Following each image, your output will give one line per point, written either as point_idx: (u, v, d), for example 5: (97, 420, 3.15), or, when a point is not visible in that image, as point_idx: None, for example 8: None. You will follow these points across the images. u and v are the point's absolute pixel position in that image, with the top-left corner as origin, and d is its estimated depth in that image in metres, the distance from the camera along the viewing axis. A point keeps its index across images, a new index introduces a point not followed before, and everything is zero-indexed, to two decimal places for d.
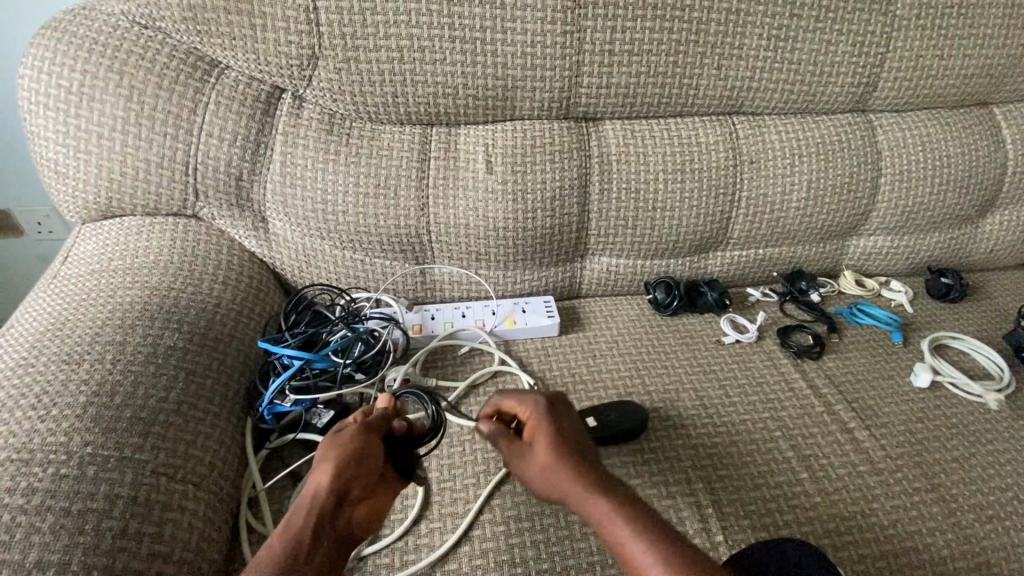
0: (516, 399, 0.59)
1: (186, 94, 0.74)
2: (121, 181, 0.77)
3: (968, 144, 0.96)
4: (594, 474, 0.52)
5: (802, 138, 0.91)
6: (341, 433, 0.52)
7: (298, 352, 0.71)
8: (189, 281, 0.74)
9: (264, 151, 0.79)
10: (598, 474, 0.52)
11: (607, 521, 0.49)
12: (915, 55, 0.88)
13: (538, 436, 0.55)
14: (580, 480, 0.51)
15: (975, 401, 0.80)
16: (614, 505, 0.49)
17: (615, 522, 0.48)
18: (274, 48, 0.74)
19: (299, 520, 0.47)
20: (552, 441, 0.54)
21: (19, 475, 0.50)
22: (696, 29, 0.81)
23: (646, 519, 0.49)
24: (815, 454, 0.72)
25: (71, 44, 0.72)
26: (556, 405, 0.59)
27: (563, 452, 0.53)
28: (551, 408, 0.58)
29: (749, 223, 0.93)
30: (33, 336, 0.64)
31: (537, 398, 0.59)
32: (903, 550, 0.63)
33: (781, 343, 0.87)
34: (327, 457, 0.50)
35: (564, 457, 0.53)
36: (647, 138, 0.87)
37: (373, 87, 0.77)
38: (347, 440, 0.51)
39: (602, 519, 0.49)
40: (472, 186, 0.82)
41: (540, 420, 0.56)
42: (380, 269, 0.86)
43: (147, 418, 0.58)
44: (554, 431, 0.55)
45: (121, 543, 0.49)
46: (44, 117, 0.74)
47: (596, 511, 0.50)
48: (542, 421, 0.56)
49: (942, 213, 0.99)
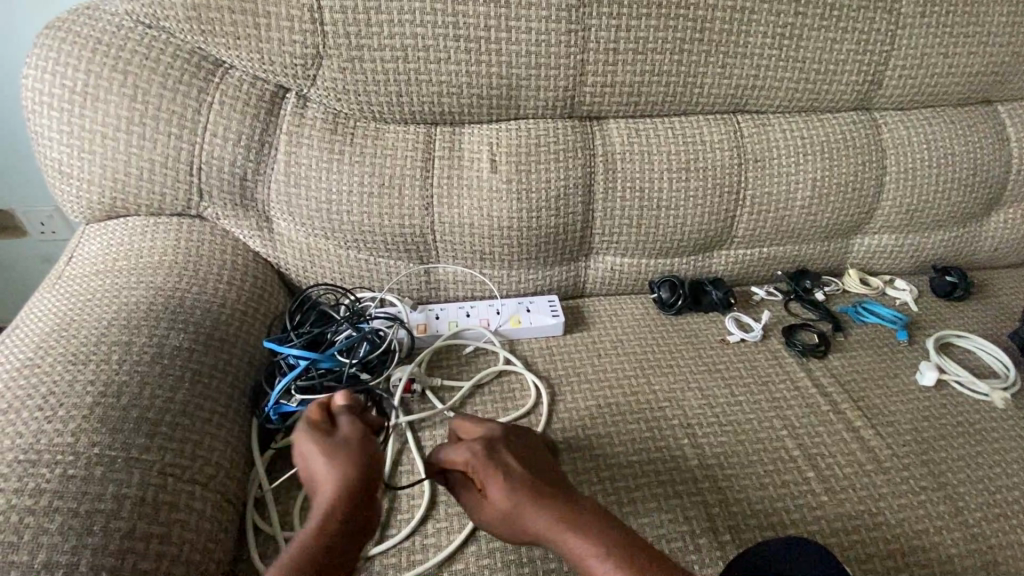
0: (452, 452, 0.57)
1: (191, 94, 0.74)
2: (125, 181, 0.77)
3: (973, 142, 0.96)
4: (553, 507, 0.52)
5: (806, 136, 0.91)
6: (336, 440, 0.54)
7: (303, 352, 0.71)
8: (194, 281, 0.74)
9: (268, 150, 0.79)
10: (557, 507, 0.52)
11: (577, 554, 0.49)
12: (920, 52, 0.88)
13: (486, 485, 0.54)
14: (543, 522, 0.51)
15: (981, 399, 0.80)
16: (578, 539, 0.50)
17: (583, 554, 0.49)
18: (278, 47, 0.73)
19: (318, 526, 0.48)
20: (498, 487, 0.53)
21: (27, 476, 0.50)
22: (700, 27, 0.80)
23: (610, 538, 0.49)
24: (822, 453, 0.72)
25: (75, 44, 0.72)
26: (493, 444, 0.58)
27: (514, 498, 0.53)
28: (489, 449, 0.57)
29: (754, 222, 0.92)
30: (39, 337, 0.64)
31: (471, 446, 0.57)
32: (910, 549, 0.63)
33: (786, 342, 0.87)
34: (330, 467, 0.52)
35: (519, 502, 0.52)
36: (651, 137, 0.87)
37: (377, 86, 0.77)
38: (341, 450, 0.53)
39: (573, 556, 0.50)
40: (477, 185, 0.81)
41: (480, 469, 0.55)
42: (384, 269, 0.86)
43: (154, 419, 0.58)
44: (497, 478, 0.54)
45: (129, 544, 0.49)
46: (49, 117, 0.74)
47: (567, 547, 0.50)
48: (484, 470, 0.55)
49: (947, 211, 0.99)
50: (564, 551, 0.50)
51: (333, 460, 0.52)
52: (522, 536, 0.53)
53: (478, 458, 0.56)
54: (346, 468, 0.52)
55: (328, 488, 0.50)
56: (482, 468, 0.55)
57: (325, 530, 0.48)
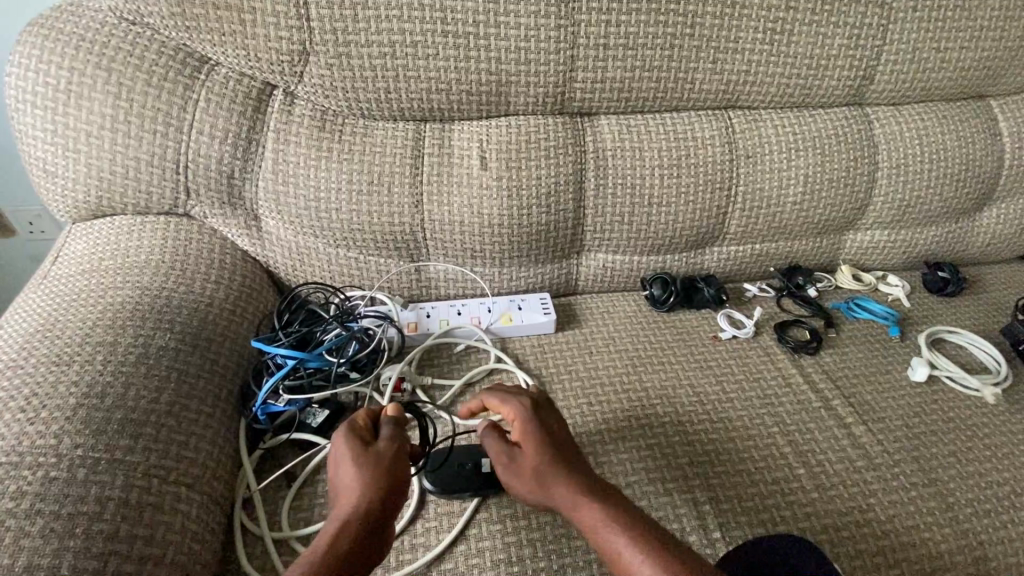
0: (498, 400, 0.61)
1: (176, 91, 0.73)
2: (111, 180, 0.76)
3: (965, 137, 0.96)
4: (580, 475, 0.54)
5: (798, 132, 0.90)
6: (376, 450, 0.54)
7: (291, 351, 0.70)
8: (181, 280, 0.73)
9: (255, 148, 0.78)
10: (583, 477, 0.54)
11: (591, 522, 0.50)
12: (912, 47, 0.88)
13: (524, 439, 0.57)
14: (565, 483, 0.53)
15: (972, 394, 0.80)
16: (593, 507, 0.50)
17: (597, 525, 0.49)
18: (264, 43, 0.73)
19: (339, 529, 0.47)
20: (538, 442, 0.56)
21: (8, 479, 0.49)
22: (690, 23, 0.80)
23: (630, 517, 0.49)
24: (813, 449, 0.72)
25: (58, 41, 0.71)
26: (539, 405, 0.61)
27: (549, 456, 0.55)
28: (536, 410, 0.60)
29: (746, 218, 0.92)
30: (22, 337, 0.64)
31: (522, 400, 0.60)
32: (900, 545, 0.63)
33: (778, 338, 0.87)
34: (360, 478, 0.51)
35: (550, 461, 0.55)
36: (642, 133, 0.86)
37: (365, 83, 0.76)
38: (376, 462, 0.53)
39: (585, 524, 0.50)
40: (467, 182, 0.81)
41: (525, 422, 0.58)
42: (374, 267, 0.86)
43: (139, 420, 0.57)
44: (540, 434, 0.57)
45: (111, 547, 0.48)
46: (32, 116, 0.73)
47: (583, 515, 0.50)
48: (528, 425, 0.58)
49: (939, 207, 0.98)
50: (580, 519, 0.51)
51: (365, 470, 0.52)
52: (540, 501, 0.55)
53: (526, 417, 0.58)
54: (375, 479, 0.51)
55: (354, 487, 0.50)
56: (528, 421, 0.58)
57: (346, 533, 0.47)
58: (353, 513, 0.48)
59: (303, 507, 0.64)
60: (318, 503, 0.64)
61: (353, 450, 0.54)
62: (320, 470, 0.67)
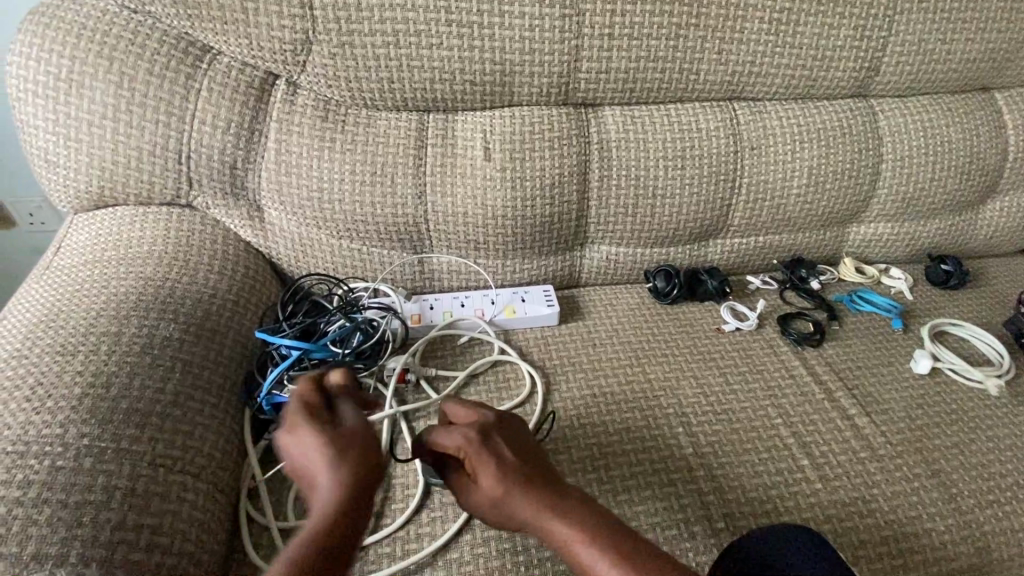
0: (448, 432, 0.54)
1: (178, 80, 0.73)
2: (113, 170, 0.75)
3: (970, 130, 0.96)
4: (543, 494, 0.51)
5: (802, 124, 0.90)
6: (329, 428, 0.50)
7: (296, 342, 0.70)
8: (184, 271, 0.73)
9: (258, 138, 0.77)
10: (548, 494, 0.51)
11: (567, 544, 0.48)
12: (917, 38, 0.87)
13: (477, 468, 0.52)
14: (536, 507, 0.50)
15: (974, 387, 0.80)
16: (569, 529, 0.49)
17: (572, 546, 0.48)
18: (266, 33, 0.72)
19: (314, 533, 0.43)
20: (493, 469, 0.51)
21: (15, 468, 0.49)
22: (694, 13, 0.79)
23: (606, 533, 0.48)
24: (816, 441, 0.72)
25: (59, 29, 0.71)
26: (487, 426, 0.55)
27: (507, 481, 0.51)
28: (484, 433, 0.54)
29: (749, 210, 0.92)
30: (26, 327, 0.64)
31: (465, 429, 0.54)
32: (903, 535, 0.63)
33: (781, 330, 0.87)
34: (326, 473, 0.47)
35: (511, 485, 0.51)
36: (647, 124, 0.86)
37: (369, 72, 0.76)
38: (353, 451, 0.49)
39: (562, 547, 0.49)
40: (471, 173, 0.81)
41: (475, 451, 0.52)
42: (377, 259, 0.85)
43: (144, 410, 0.57)
44: (496, 458, 0.52)
45: (119, 535, 0.48)
46: (33, 105, 0.72)
47: (555, 534, 0.49)
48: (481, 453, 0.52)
49: (943, 199, 0.98)
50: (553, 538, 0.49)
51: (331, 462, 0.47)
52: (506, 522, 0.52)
53: (474, 439, 0.53)
54: (348, 471, 0.47)
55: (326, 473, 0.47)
56: (479, 449, 0.52)
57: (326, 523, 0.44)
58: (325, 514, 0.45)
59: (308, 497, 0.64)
60: None
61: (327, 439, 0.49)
62: None
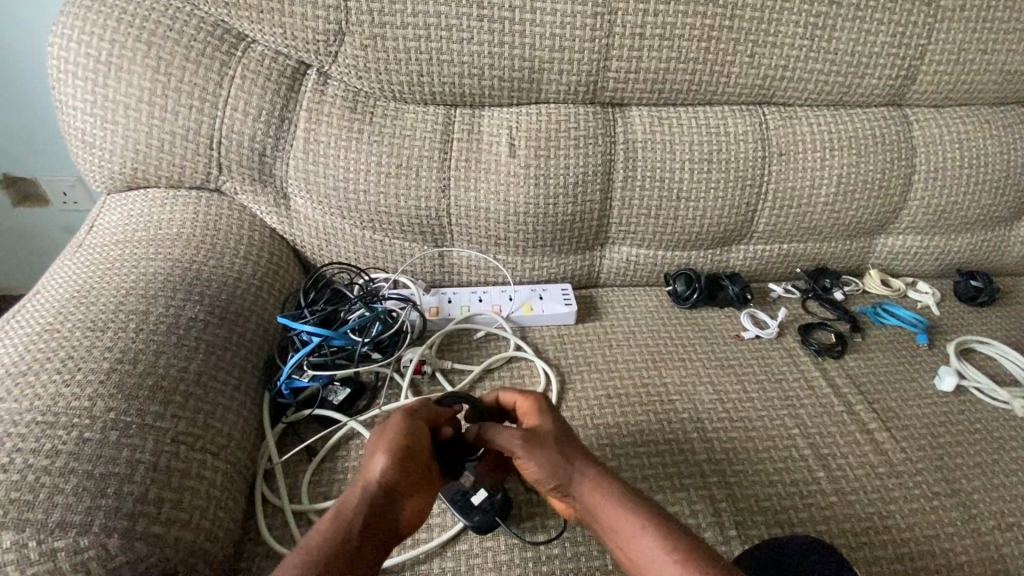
0: (516, 398, 0.61)
1: (213, 67, 0.74)
2: (146, 153, 0.77)
3: (1008, 144, 0.93)
4: (595, 473, 0.54)
5: (833, 132, 0.89)
6: (394, 428, 0.55)
7: (317, 328, 0.72)
8: (211, 255, 0.75)
9: (288, 127, 0.78)
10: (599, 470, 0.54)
11: (619, 516, 0.50)
12: (957, 48, 0.85)
13: (545, 423, 0.58)
14: (597, 477, 0.53)
15: (1000, 407, 0.78)
16: (622, 503, 0.51)
17: (624, 517, 0.50)
18: (300, 22, 0.73)
19: (346, 505, 0.50)
20: (563, 437, 0.57)
21: (43, 437, 0.50)
22: (729, 14, 0.79)
23: (648, 509, 0.50)
24: (833, 453, 0.71)
25: (101, 13, 0.72)
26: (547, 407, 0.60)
27: (569, 441, 0.57)
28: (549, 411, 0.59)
29: (775, 217, 0.91)
30: (58, 302, 0.65)
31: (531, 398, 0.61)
32: (920, 553, 0.62)
33: (802, 340, 0.86)
34: (378, 444, 0.53)
35: (572, 456, 0.55)
36: (674, 126, 0.85)
37: (399, 66, 0.76)
38: (396, 432, 0.54)
39: (613, 525, 0.50)
40: (495, 169, 0.81)
41: (544, 415, 0.59)
42: (398, 250, 0.86)
43: (169, 388, 0.59)
44: (560, 420, 0.59)
45: (141, 508, 0.50)
46: (73, 86, 0.74)
47: (608, 511, 0.51)
48: (549, 415, 0.59)
49: (976, 213, 0.96)
50: (607, 509, 0.51)
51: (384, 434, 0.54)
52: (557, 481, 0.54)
53: (541, 407, 0.59)
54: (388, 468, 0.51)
55: (371, 467, 0.52)
56: (548, 407, 0.60)
57: (350, 507, 0.50)
58: (358, 494, 0.50)
59: (322, 481, 0.65)
60: (337, 479, 0.65)
61: (395, 418, 0.56)
62: (340, 446, 0.68)
